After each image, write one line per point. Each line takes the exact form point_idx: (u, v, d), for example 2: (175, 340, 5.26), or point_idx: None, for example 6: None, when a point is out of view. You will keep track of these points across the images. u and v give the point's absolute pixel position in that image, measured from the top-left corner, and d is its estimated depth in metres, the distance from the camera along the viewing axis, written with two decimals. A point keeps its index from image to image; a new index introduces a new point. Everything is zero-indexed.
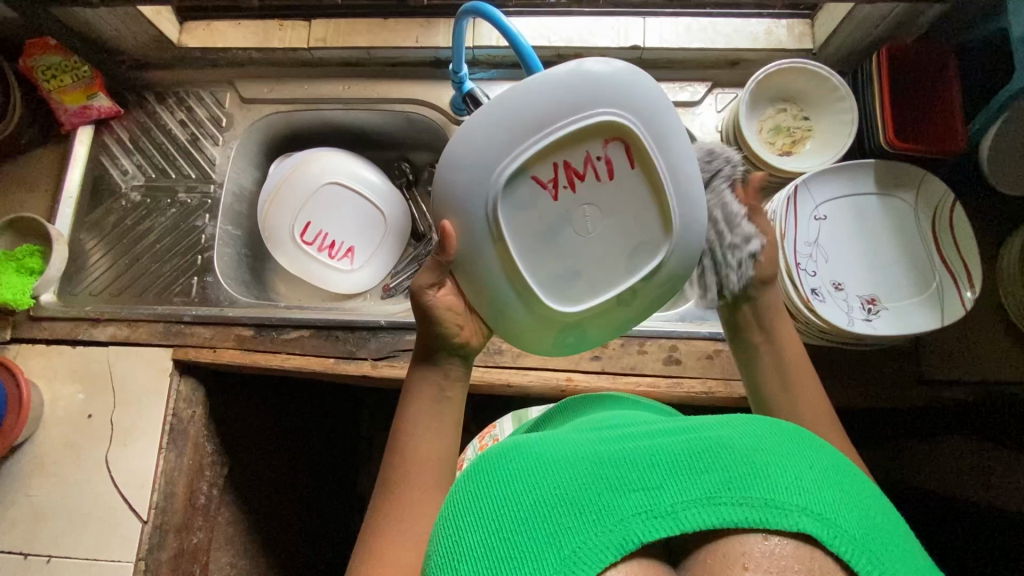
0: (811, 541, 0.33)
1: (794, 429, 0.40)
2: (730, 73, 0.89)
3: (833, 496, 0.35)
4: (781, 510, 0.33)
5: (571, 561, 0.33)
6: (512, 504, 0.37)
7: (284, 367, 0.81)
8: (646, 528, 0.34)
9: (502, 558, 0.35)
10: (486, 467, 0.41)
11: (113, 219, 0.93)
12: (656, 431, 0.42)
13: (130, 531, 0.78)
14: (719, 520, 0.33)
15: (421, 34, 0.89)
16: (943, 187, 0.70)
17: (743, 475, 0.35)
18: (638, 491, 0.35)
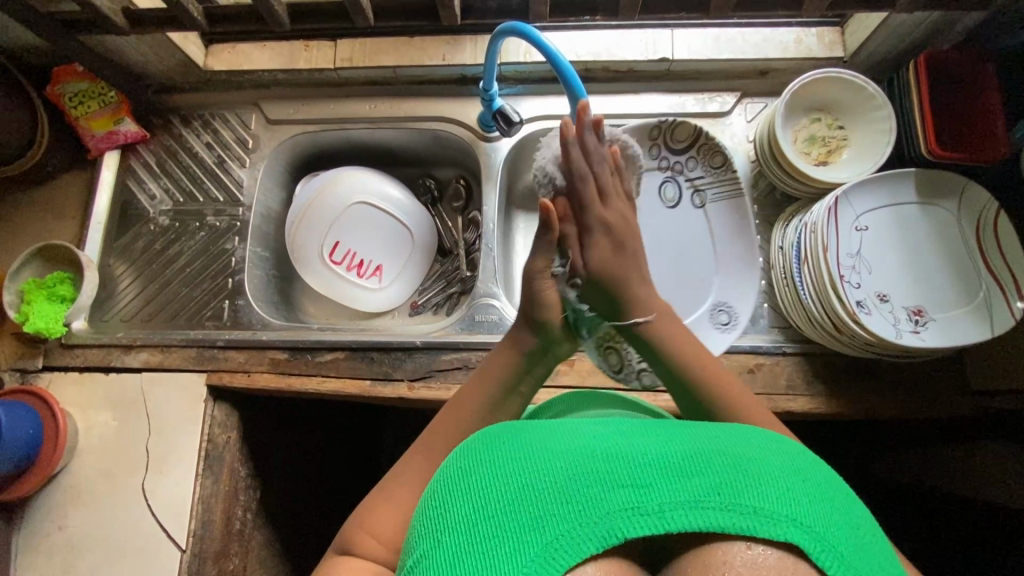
0: (798, 554, 0.33)
1: (790, 449, 0.40)
2: (760, 83, 0.88)
3: (824, 513, 0.35)
4: (770, 520, 0.34)
5: (552, 548, 0.33)
6: (498, 486, 0.37)
7: (320, 390, 0.81)
8: (631, 523, 0.34)
9: (484, 536, 0.35)
10: (479, 448, 0.42)
11: (141, 244, 0.92)
12: (647, 430, 0.42)
13: (168, 559, 0.78)
14: (705, 523, 0.34)
15: (448, 51, 0.89)
16: (986, 196, 0.70)
17: (732, 482, 0.35)
18: (626, 487, 0.35)
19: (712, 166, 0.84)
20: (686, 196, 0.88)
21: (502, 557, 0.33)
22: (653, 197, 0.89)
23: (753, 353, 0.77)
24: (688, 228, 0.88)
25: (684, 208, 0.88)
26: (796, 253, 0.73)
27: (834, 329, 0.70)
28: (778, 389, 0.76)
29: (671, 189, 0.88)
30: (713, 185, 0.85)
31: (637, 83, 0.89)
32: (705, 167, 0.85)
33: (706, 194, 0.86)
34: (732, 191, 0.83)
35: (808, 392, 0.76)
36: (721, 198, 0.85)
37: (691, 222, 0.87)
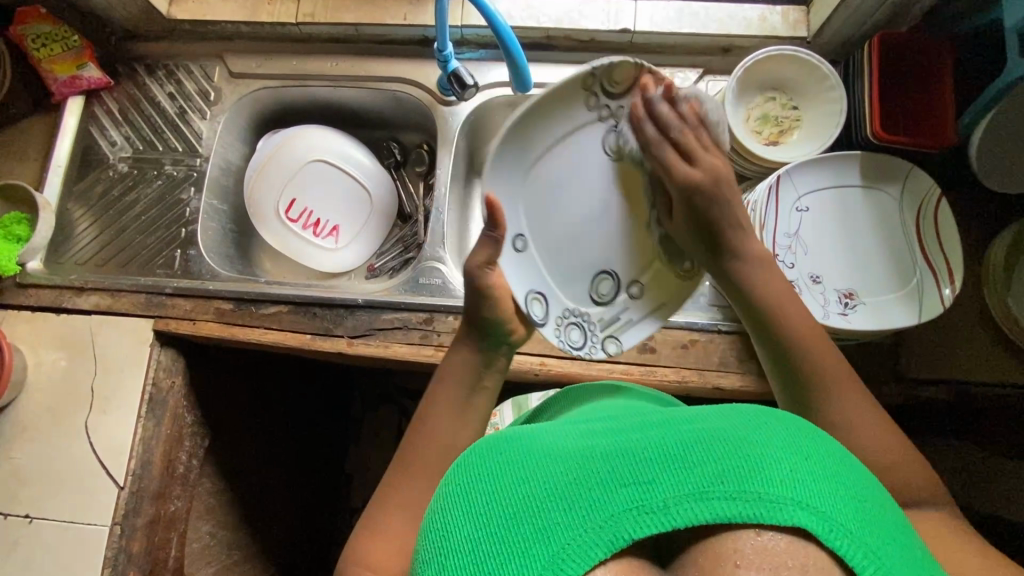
0: (805, 535, 0.32)
1: (789, 420, 0.39)
2: (722, 60, 0.87)
3: (826, 488, 0.34)
4: (774, 504, 0.33)
5: (561, 559, 0.32)
6: (499, 500, 0.36)
7: (260, 340, 0.82)
8: (637, 524, 0.33)
9: (490, 556, 0.34)
10: (476, 459, 0.41)
11: (100, 189, 0.93)
12: (647, 425, 0.41)
13: (106, 496, 0.80)
14: (711, 515, 0.33)
15: (409, 11, 0.88)
16: (929, 181, 0.69)
17: (735, 468, 0.34)
18: (628, 486, 0.35)
19: (657, 113, 0.59)
20: (636, 142, 0.61)
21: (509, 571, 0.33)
22: (592, 150, 0.59)
23: (689, 329, 0.77)
24: (611, 196, 0.62)
25: (613, 166, 0.61)
26: (736, 231, 0.73)
27: None
28: (712, 365, 0.76)
29: (610, 139, 0.60)
30: (658, 131, 0.60)
31: (599, 53, 0.88)
32: (651, 114, 0.59)
33: (650, 127, 0.59)
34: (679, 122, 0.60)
35: (741, 370, 0.76)
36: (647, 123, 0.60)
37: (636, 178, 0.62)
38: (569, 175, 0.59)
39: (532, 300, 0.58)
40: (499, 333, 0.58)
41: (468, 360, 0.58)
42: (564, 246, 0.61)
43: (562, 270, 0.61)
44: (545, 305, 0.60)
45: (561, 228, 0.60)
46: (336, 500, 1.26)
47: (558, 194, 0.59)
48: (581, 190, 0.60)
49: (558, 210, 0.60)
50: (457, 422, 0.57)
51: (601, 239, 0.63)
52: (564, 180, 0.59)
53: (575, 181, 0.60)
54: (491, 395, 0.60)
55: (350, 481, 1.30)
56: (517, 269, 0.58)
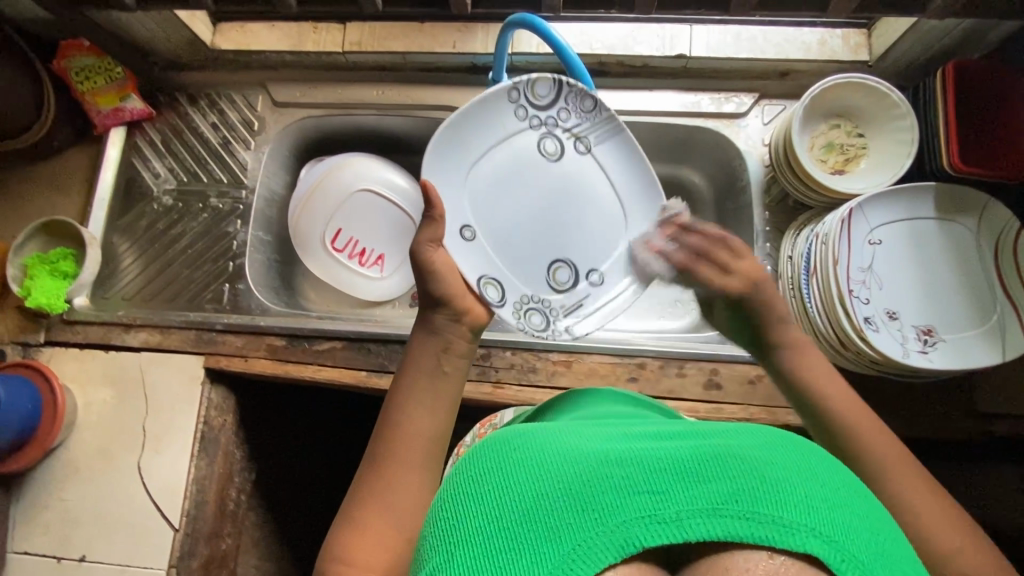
0: (819, 567, 0.30)
1: (811, 447, 0.36)
2: (779, 85, 0.84)
3: (848, 521, 0.31)
4: (790, 528, 0.30)
5: (567, 560, 0.30)
6: (508, 497, 0.33)
7: (315, 378, 0.81)
8: (647, 532, 0.31)
9: (492, 551, 0.31)
10: (486, 452, 0.38)
11: (144, 223, 0.92)
12: (660, 433, 0.38)
13: (161, 538, 0.79)
14: (723, 532, 0.30)
15: (458, 39, 0.87)
16: (1007, 215, 0.67)
17: (753, 487, 0.31)
18: (642, 493, 0.32)
19: (584, 110, 0.68)
20: (568, 147, 0.69)
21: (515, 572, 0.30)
22: (534, 156, 0.68)
23: (756, 364, 0.76)
24: (558, 192, 0.69)
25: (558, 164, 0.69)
26: (806, 264, 0.71)
27: (840, 345, 0.68)
28: (780, 401, 0.74)
29: (550, 142, 0.68)
30: (593, 128, 0.69)
31: (652, 78, 0.86)
32: (579, 113, 0.68)
33: (589, 139, 0.69)
34: (617, 127, 0.69)
35: None
36: (606, 140, 0.70)
37: (583, 176, 0.70)
38: (513, 177, 0.67)
39: (486, 284, 0.62)
40: (452, 314, 0.57)
41: (429, 350, 0.56)
42: (510, 238, 0.67)
43: (516, 262, 0.67)
44: (501, 290, 0.64)
45: (507, 223, 0.67)
46: None
47: (509, 195, 0.67)
48: (535, 191, 0.68)
49: (507, 204, 0.67)
50: (426, 412, 0.54)
51: (553, 230, 0.69)
52: (512, 180, 0.67)
53: (524, 185, 0.68)
54: (456, 380, 0.56)
55: None
56: (463, 254, 0.62)
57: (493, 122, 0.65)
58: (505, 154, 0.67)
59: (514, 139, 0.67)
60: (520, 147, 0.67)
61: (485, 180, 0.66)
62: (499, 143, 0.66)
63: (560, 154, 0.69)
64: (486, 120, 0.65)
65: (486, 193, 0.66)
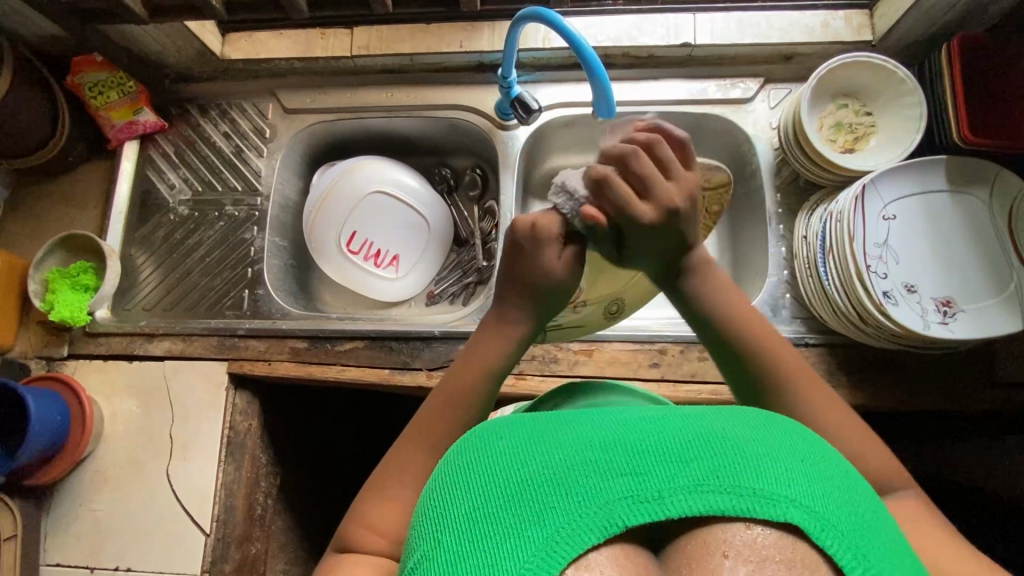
0: (799, 535, 0.30)
1: (788, 424, 0.36)
2: (784, 68, 0.86)
3: (827, 491, 0.32)
4: (769, 501, 0.30)
5: (553, 542, 0.30)
6: (491, 484, 0.33)
7: (339, 378, 0.81)
8: (632, 512, 0.30)
9: (480, 537, 0.31)
10: (471, 440, 0.37)
11: (161, 234, 0.93)
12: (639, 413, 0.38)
13: (193, 543, 0.80)
14: (705, 507, 0.30)
15: (465, 38, 0.88)
16: (1017, 183, 0.68)
17: (733, 463, 0.32)
18: (624, 474, 0.32)
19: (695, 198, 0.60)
20: None
21: (503, 554, 0.30)
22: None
23: None
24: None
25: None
26: (821, 243, 0.72)
27: (859, 321, 0.69)
28: None
29: None
30: None
31: (657, 68, 0.88)
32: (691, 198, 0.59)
33: None
34: None
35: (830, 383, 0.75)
36: None
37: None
38: None
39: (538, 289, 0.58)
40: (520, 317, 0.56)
41: (498, 345, 0.56)
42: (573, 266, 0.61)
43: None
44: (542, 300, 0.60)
45: None
46: None
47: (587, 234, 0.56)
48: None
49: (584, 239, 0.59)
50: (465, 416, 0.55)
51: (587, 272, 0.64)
52: None
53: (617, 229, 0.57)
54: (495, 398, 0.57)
55: None
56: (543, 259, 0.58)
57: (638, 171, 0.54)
58: None
59: None
60: None
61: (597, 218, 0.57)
62: None
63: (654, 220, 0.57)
64: None
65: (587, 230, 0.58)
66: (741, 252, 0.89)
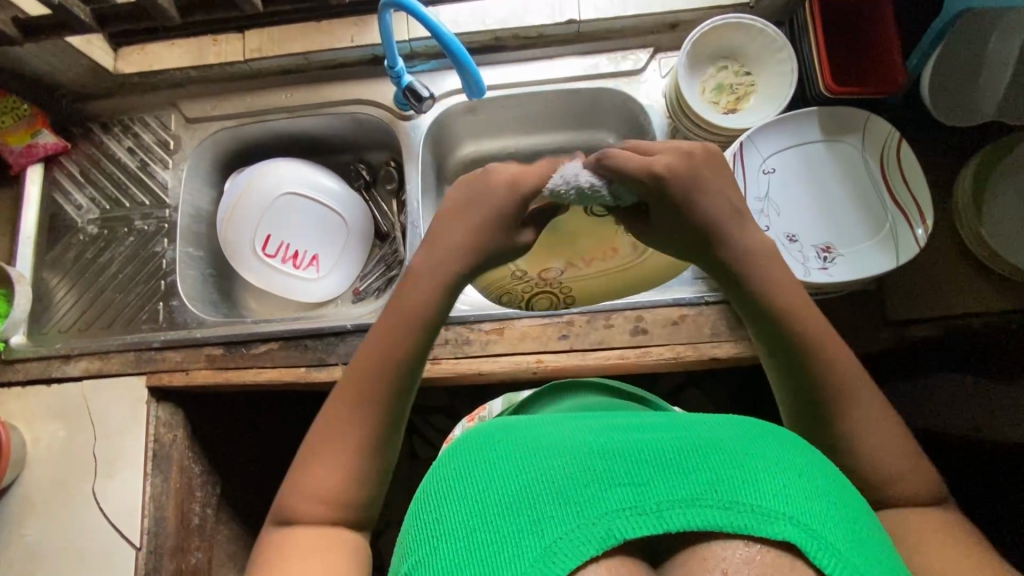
0: (791, 549, 0.35)
1: (797, 443, 0.43)
2: (670, 37, 0.88)
3: (820, 509, 0.37)
4: (768, 517, 0.36)
5: (550, 550, 0.35)
6: (505, 487, 0.39)
7: (257, 380, 0.82)
8: (631, 523, 0.36)
9: (483, 542, 0.37)
10: (484, 447, 0.44)
11: (72, 255, 0.93)
12: (641, 428, 0.45)
13: (125, 558, 0.80)
14: (701, 521, 0.36)
15: (356, 32, 0.88)
16: (886, 127, 0.70)
17: (732, 478, 0.38)
18: (625, 486, 0.38)
19: None
20: None
21: (507, 557, 0.36)
22: None
23: (677, 305, 0.78)
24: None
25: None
26: None
27: None
28: (704, 337, 0.77)
29: None
30: None
31: (548, 47, 0.89)
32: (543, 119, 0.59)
33: None
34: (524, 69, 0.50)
35: (734, 338, 0.77)
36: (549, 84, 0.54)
37: None
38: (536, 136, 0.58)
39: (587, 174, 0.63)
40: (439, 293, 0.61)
41: (397, 326, 0.58)
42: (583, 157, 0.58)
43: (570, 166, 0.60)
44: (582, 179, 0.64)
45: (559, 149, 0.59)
46: None
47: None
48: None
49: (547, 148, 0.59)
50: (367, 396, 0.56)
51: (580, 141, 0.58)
52: None
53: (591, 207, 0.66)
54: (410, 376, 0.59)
55: None
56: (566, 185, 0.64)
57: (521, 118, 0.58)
58: None
59: None
60: None
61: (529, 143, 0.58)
62: None
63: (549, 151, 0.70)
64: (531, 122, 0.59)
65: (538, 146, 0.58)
66: None
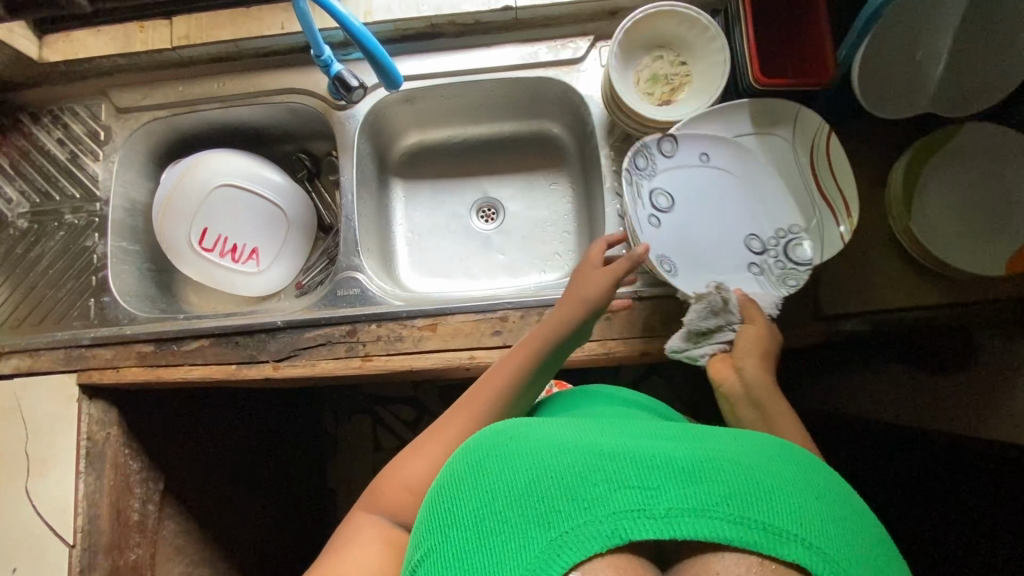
0: (801, 571, 0.33)
1: (821, 467, 0.40)
2: (611, 24, 0.86)
3: (837, 533, 0.35)
4: (782, 537, 0.33)
5: (558, 545, 0.33)
6: (519, 472, 0.36)
7: (187, 378, 0.81)
8: (638, 525, 0.34)
9: (488, 532, 0.34)
10: (501, 431, 0.41)
11: (2, 249, 0.91)
12: (664, 432, 0.41)
13: (57, 557, 0.79)
14: (711, 532, 0.34)
15: (285, 19, 0.85)
16: (816, 121, 0.69)
17: (751, 493, 0.35)
18: (637, 487, 0.35)
19: (660, 199, 0.72)
20: (647, 212, 0.71)
21: (510, 551, 0.33)
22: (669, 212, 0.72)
23: None
24: (716, 197, 0.74)
25: (674, 182, 0.73)
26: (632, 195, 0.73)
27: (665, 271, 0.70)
28: (636, 333, 0.77)
29: (659, 200, 0.72)
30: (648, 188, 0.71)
31: (485, 35, 0.87)
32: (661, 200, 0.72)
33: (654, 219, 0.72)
34: (649, 192, 0.71)
35: (665, 334, 0.76)
36: (667, 189, 0.72)
37: (691, 215, 0.73)
38: (697, 200, 0.73)
39: (657, 193, 0.72)
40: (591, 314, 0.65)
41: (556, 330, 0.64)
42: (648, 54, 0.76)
43: (683, 186, 0.73)
44: (671, 196, 0.73)
45: (696, 194, 0.73)
46: (309, 519, 1.25)
47: (697, 237, 0.73)
48: (694, 217, 0.73)
49: (693, 213, 0.73)
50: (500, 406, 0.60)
51: (703, 219, 0.73)
52: (683, 223, 0.73)
53: (701, 192, 0.73)
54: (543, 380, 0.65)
55: (334, 493, 1.32)
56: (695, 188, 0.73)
57: (695, 205, 0.73)
58: (700, 234, 0.73)
59: (697, 220, 0.73)
60: (700, 222, 0.73)
61: (679, 222, 0.73)
62: (698, 229, 0.73)
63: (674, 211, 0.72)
64: (699, 200, 0.73)
65: (682, 213, 0.73)
66: (591, 208, 0.91)
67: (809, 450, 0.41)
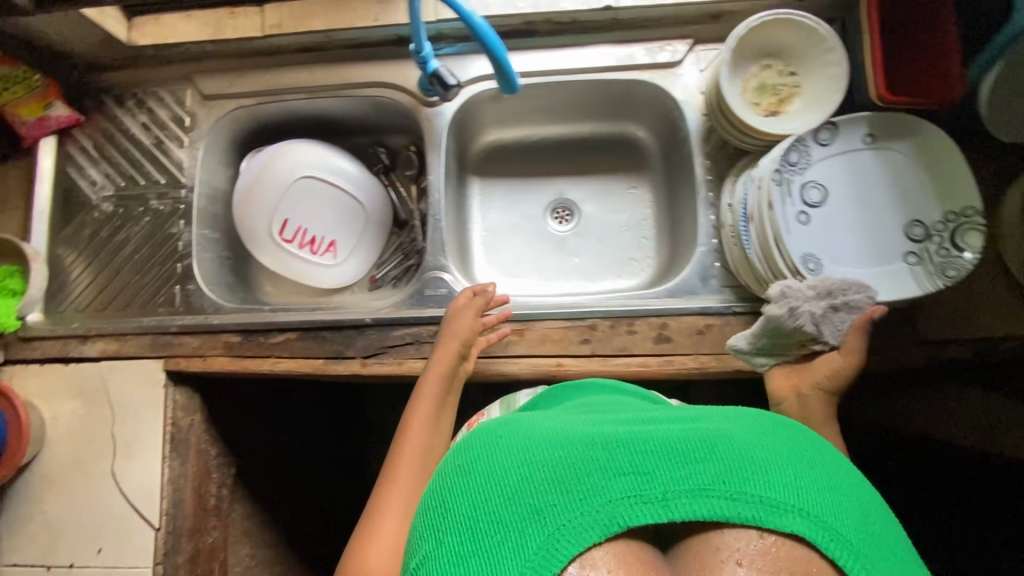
0: (803, 541, 0.33)
1: (804, 433, 0.40)
2: (712, 28, 0.84)
3: (830, 500, 0.35)
4: (777, 510, 0.34)
5: (555, 538, 0.33)
6: (511, 473, 0.36)
7: (274, 370, 0.81)
8: (634, 510, 0.34)
9: (482, 536, 0.34)
10: (491, 436, 0.41)
11: (87, 232, 0.91)
12: (657, 418, 0.42)
13: (143, 539, 0.81)
14: (708, 511, 0.34)
15: (380, 11, 0.84)
16: (938, 136, 0.67)
17: (742, 469, 0.35)
18: (627, 474, 0.35)
19: (809, 192, 0.69)
20: (794, 203, 0.69)
21: (506, 550, 0.33)
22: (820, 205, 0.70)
23: (703, 315, 0.77)
24: (867, 188, 0.70)
25: (825, 175, 0.70)
26: (744, 210, 0.71)
27: None
28: None
29: (807, 194, 0.69)
30: (795, 182, 0.69)
31: (583, 34, 0.85)
32: (807, 194, 0.69)
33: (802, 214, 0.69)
34: (796, 186, 0.69)
35: None
36: (815, 180, 0.70)
37: (842, 208, 0.70)
38: (849, 194, 0.70)
39: (808, 186, 0.69)
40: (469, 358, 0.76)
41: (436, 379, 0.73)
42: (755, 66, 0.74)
43: (834, 176, 0.70)
44: (821, 190, 0.70)
45: (847, 186, 0.70)
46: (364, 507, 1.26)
47: (858, 232, 0.70)
48: (842, 210, 0.70)
49: (846, 205, 0.70)
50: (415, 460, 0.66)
51: (855, 213, 0.70)
52: (835, 216, 0.70)
53: (853, 185, 0.70)
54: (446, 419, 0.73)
55: None
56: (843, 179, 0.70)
57: (844, 199, 0.70)
58: (855, 228, 0.70)
59: (849, 213, 0.70)
60: (848, 216, 0.70)
61: (827, 213, 0.70)
62: (853, 224, 0.70)
63: (826, 206, 0.70)
64: (848, 193, 0.70)
65: (833, 203, 0.70)
66: (677, 216, 0.90)
67: (796, 420, 0.42)
